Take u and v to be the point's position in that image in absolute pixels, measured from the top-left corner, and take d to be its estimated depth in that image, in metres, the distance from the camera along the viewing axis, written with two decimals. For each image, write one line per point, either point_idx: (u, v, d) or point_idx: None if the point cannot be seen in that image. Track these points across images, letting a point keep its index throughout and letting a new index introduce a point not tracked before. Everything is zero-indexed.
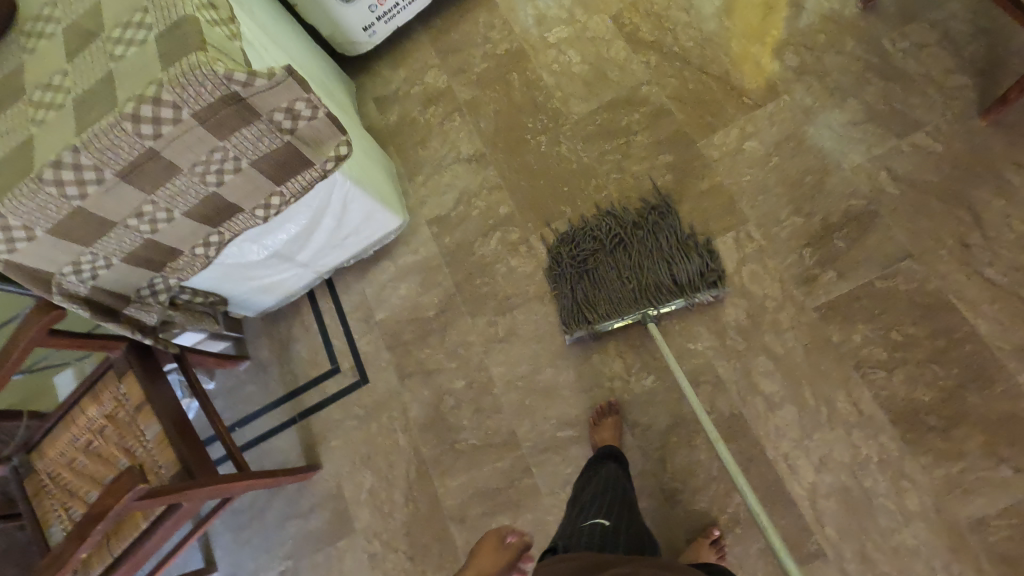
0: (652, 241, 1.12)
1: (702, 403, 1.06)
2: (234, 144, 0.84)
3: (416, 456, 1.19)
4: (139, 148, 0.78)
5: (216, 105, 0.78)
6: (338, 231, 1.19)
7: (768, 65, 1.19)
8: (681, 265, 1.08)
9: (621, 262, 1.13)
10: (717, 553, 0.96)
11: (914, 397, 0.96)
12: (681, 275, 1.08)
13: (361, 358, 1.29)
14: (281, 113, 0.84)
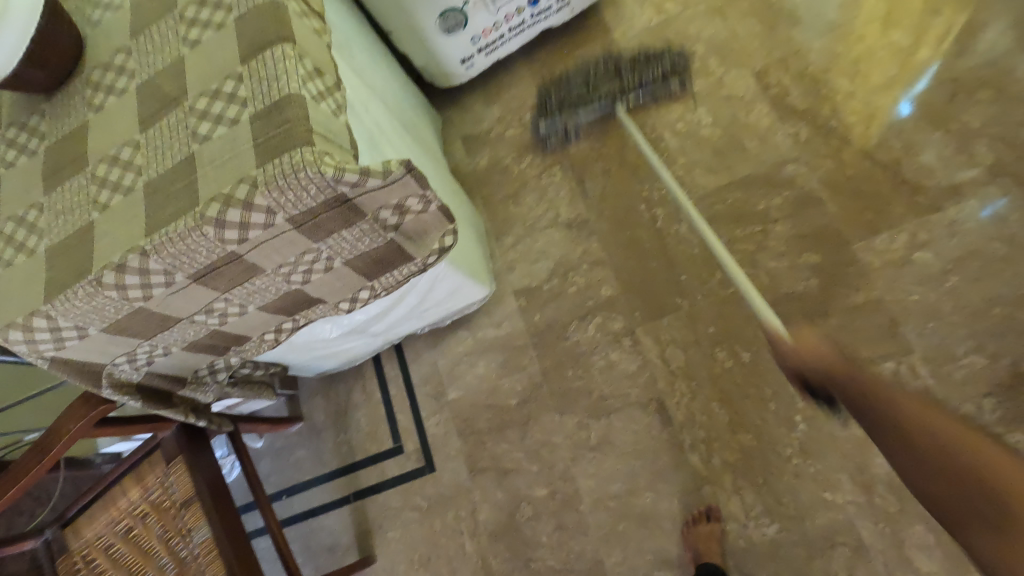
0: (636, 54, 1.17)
1: (837, 568, 0.89)
2: (330, 244, 0.68)
3: (483, 566, 1.06)
4: (219, 252, 0.63)
5: (317, 207, 0.62)
6: (419, 306, 1.04)
7: (951, 158, 0.99)
8: (651, 71, 1.14)
9: (606, 64, 1.15)
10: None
11: None
12: (654, 74, 1.14)
13: (428, 439, 1.15)
14: (388, 210, 0.69)
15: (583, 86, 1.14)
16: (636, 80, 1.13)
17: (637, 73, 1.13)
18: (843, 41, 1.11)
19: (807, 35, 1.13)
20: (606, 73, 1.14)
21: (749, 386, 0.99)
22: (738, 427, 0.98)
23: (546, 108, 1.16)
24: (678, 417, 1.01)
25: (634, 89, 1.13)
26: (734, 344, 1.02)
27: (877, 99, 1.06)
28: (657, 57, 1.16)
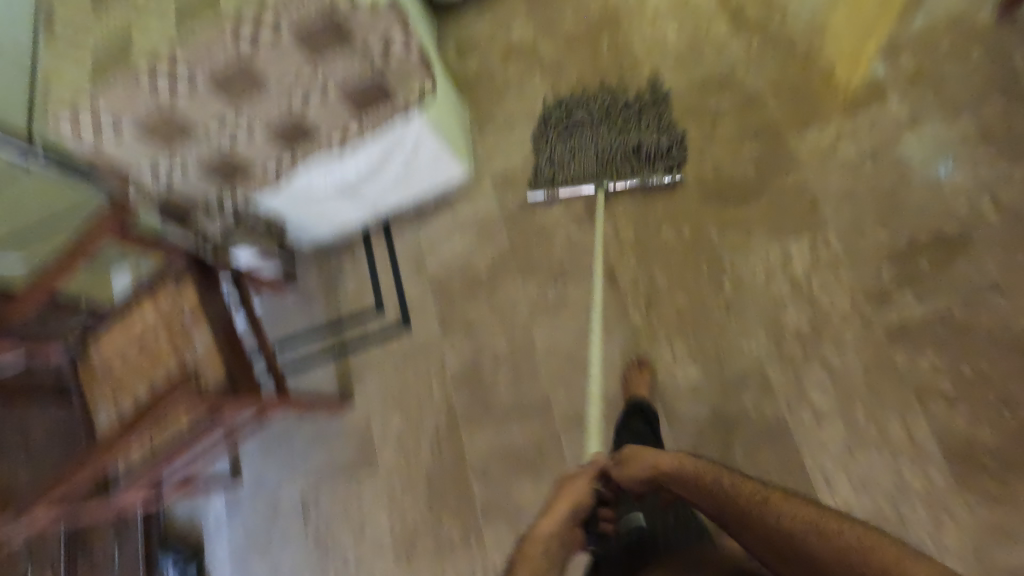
0: (638, 115, 1.20)
1: (746, 404, 1.04)
2: (323, 67, 0.84)
3: (447, 406, 1.21)
4: (234, 56, 0.79)
5: (314, 25, 0.78)
6: (404, 173, 1.18)
7: None
8: (648, 139, 1.17)
9: (589, 138, 1.21)
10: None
11: (972, 435, 0.92)
12: (648, 145, 1.16)
13: (406, 301, 1.30)
14: (374, 44, 0.83)
15: (583, 120, 1.23)
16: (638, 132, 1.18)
17: (626, 127, 1.19)
18: None
19: None
20: (592, 145, 1.20)
21: (688, 256, 1.13)
22: (675, 290, 1.12)
23: (547, 123, 1.26)
24: (625, 282, 1.16)
25: (624, 162, 1.18)
26: (678, 221, 1.16)
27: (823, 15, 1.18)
28: (650, 121, 1.20)
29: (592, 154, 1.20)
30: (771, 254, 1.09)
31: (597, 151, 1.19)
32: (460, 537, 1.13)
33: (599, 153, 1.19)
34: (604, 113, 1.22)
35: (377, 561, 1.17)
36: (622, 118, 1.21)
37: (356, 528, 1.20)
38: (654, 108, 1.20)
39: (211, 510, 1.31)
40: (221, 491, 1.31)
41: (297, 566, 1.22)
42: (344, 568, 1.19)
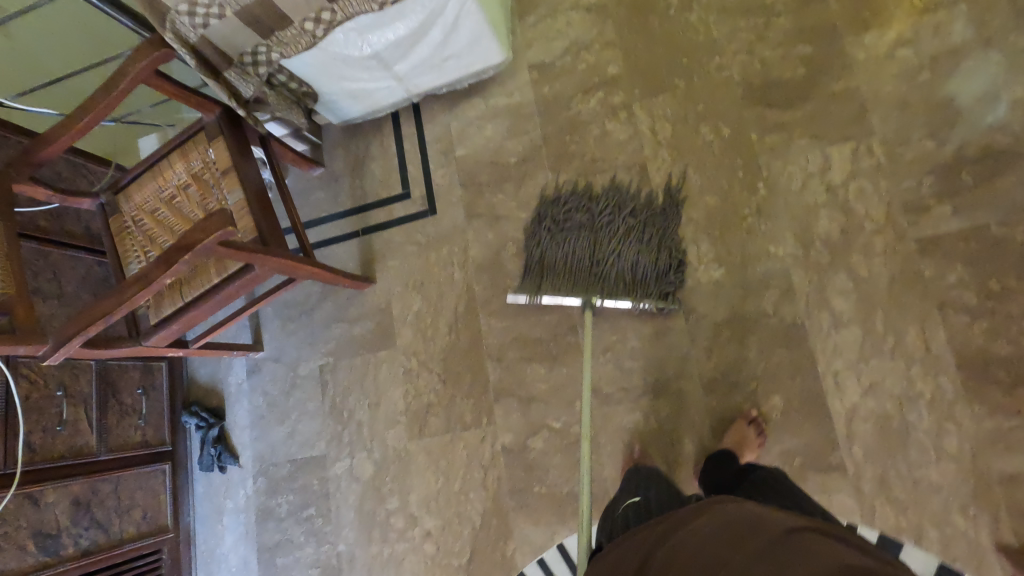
0: (643, 224, 1.10)
1: (766, 306, 1.04)
2: None
3: (467, 292, 1.22)
4: None
5: None
6: (440, 50, 1.15)
7: None
8: (648, 258, 1.06)
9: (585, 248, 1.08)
10: (758, 438, 0.99)
11: (989, 348, 0.93)
12: (646, 269, 1.06)
13: (433, 187, 1.29)
14: None
15: (582, 219, 1.12)
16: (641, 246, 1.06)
17: (621, 238, 1.07)
18: None
19: None
20: (581, 249, 1.08)
21: (723, 158, 1.11)
22: (707, 191, 1.11)
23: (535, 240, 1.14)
24: (656, 180, 1.14)
25: (606, 282, 1.05)
26: (718, 121, 1.12)
27: None
28: (651, 235, 1.09)
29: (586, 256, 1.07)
30: (810, 160, 1.06)
31: (587, 268, 1.06)
32: (471, 414, 1.17)
33: (590, 267, 1.06)
34: (609, 209, 1.11)
35: (389, 431, 1.22)
36: (626, 223, 1.09)
37: (371, 399, 1.24)
38: (660, 219, 1.10)
39: (233, 375, 1.36)
40: (243, 358, 1.36)
41: (313, 430, 1.28)
42: (358, 435, 1.24)
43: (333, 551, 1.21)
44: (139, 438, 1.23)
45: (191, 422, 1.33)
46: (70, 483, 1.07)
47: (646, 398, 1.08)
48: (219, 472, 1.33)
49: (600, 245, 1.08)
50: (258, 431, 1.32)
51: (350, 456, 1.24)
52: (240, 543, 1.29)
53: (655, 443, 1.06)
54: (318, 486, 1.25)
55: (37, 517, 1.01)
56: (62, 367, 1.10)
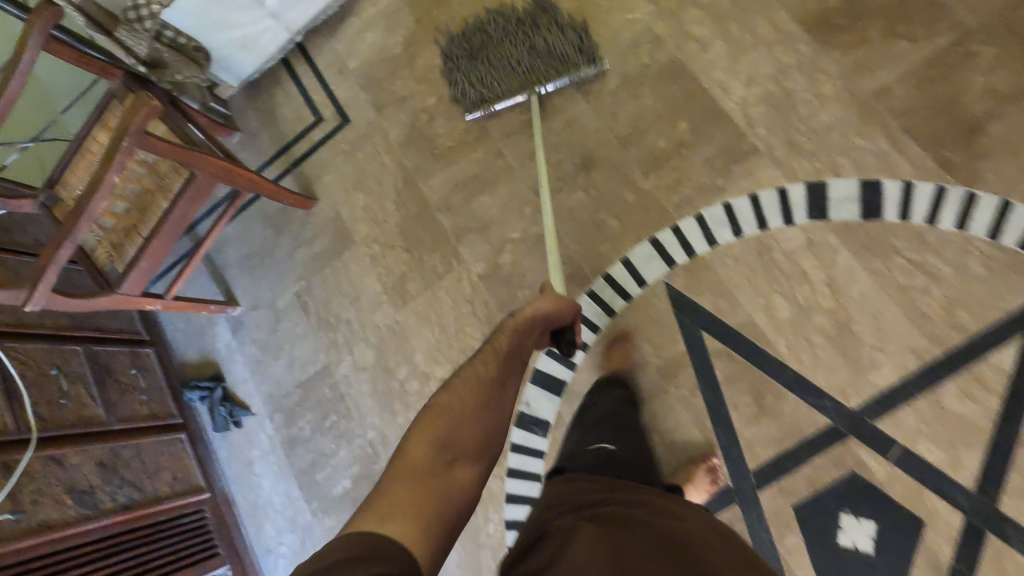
0: (548, 17, 1.17)
1: (645, 60, 1.18)
2: None
3: (400, 168, 1.33)
4: None
5: None
6: None
7: None
8: (564, 44, 1.16)
9: (504, 59, 1.17)
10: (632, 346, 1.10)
11: (825, 6, 1.09)
12: (565, 49, 1.16)
13: (340, 102, 1.41)
14: None
15: (485, 39, 1.19)
16: (552, 36, 1.16)
17: (530, 36, 1.16)
18: None
19: None
20: (498, 62, 1.17)
21: None
22: None
23: (450, 62, 1.22)
24: None
25: (538, 66, 1.16)
26: None
27: None
28: (551, 18, 1.17)
29: (506, 63, 1.17)
30: None
31: (513, 70, 1.17)
32: (442, 264, 1.26)
33: (514, 68, 1.17)
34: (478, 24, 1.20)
35: (376, 313, 1.29)
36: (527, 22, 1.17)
37: (351, 296, 1.32)
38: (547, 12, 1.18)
39: (219, 339, 1.41)
40: (223, 320, 1.41)
41: (309, 349, 1.33)
42: (350, 331, 1.30)
43: (366, 441, 1.25)
44: (145, 410, 1.26)
45: (194, 395, 1.36)
46: (89, 447, 1.09)
47: (581, 176, 1.19)
48: (236, 429, 1.35)
49: (499, 52, 1.17)
50: (260, 375, 1.36)
51: (350, 353, 1.29)
52: (278, 480, 1.30)
53: (602, 208, 1.17)
54: (330, 393, 1.29)
55: (67, 478, 1.03)
56: (49, 351, 1.13)
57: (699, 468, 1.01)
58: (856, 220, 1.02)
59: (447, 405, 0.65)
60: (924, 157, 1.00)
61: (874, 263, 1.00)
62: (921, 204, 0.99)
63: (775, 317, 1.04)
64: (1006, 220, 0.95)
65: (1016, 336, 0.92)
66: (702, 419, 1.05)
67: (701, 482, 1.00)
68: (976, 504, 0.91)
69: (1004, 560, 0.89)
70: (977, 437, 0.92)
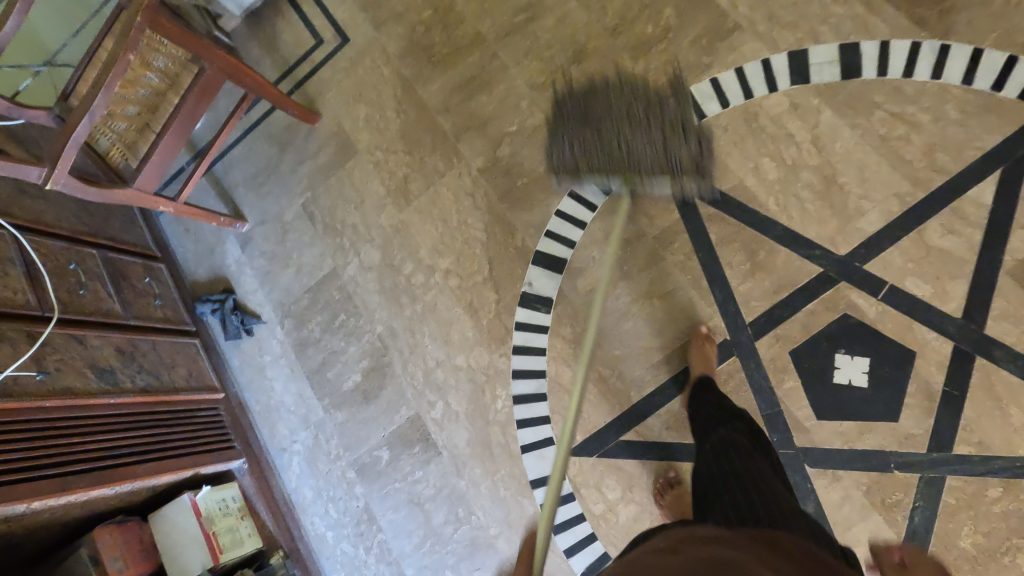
0: (676, 113, 1.08)
1: None
2: None
3: (399, 79, 1.38)
4: None
5: None
6: None
7: None
8: (680, 150, 1.05)
9: (611, 141, 1.08)
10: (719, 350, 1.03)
11: None
12: (678, 158, 1.04)
13: (339, 23, 1.47)
14: None
15: (603, 117, 1.10)
16: (669, 142, 1.06)
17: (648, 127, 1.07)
18: None
19: None
20: (601, 138, 1.09)
21: None
22: None
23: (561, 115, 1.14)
24: None
25: (644, 162, 1.06)
26: None
27: None
28: (676, 119, 1.08)
29: (615, 134, 1.08)
30: None
31: (614, 158, 1.07)
32: (443, 164, 1.30)
33: (616, 153, 1.07)
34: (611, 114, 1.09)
35: (381, 215, 1.33)
36: (652, 117, 1.08)
37: (356, 202, 1.36)
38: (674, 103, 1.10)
39: (229, 256, 1.45)
40: (233, 237, 1.45)
41: (316, 256, 1.37)
42: (357, 234, 1.34)
43: (375, 335, 1.29)
44: (160, 313, 1.29)
45: (206, 308, 1.38)
46: (109, 332, 1.13)
47: (574, 68, 1.24)
48: (248, 338, 1.39)
49: (615, 136, 1.08)
50: (270, 285, 1.40)
51: (356, 255, 1.33)
52: (290, 382, 1.34)
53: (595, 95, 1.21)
54: (339, 294, 1.33)
55: (88, 354, 1.06)
56: (67, 247, 1.15)
57: (704, 342, 1.03)
58: (838, 80, 1.07)
59: None
60: (899, 16, 1.05)
61: (856, 118, 1.05)
62: (898, 58, 1.04)
63: (763, 178, 1.08)
64: (978, 66, 1.00)
65: (992, 171, 0.96)
66: (699, 280, 1.09)
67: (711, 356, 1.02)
68: (964, 331, 0.94)
69: (992, 379, 0.92)
70: (961, 268, 0.96)
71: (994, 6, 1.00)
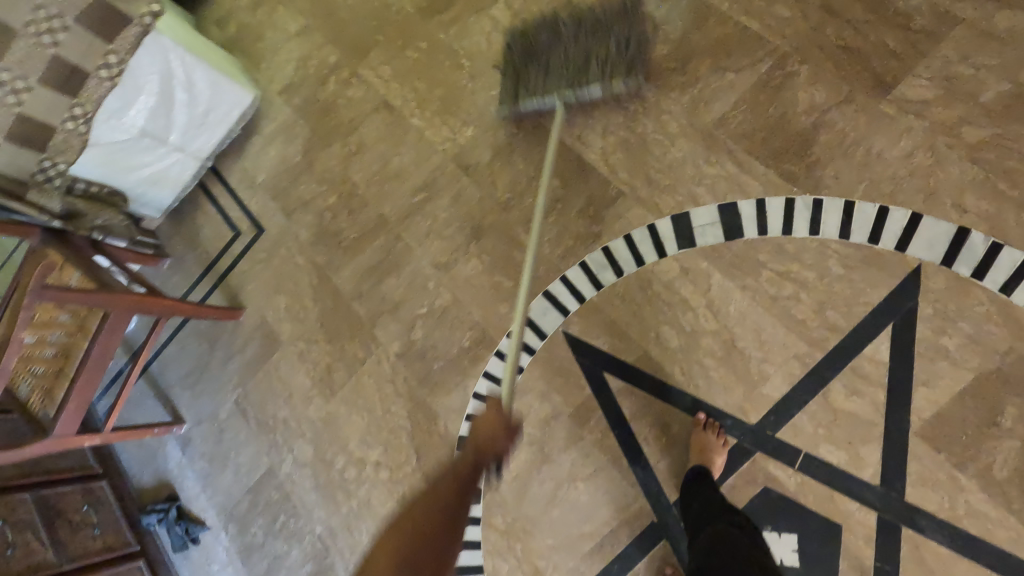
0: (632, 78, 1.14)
1: (513, 129, 1.27)
2: (73, 16, 1.12)
3: (313, 266, 1.40)
4: (33, 43, 1.11)
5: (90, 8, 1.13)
6: (195, 107, 1.41)
7: None
8: (605, 48, 1.14)
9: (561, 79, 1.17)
10: (719, 439, 0.99)
11: (655, 54, 1.17)
12: (606, 54, 1.14)
13: (253, 213, 1.51)
14: (143, 18, 1.18)
15: (562, 71, 1.17)
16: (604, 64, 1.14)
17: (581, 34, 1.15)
18: None
19: None
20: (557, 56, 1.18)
21: (433, 61, 1.38)
22: (434, 87, 1.37)
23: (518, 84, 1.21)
24: (398, 103, 1.40)
25: (576, 76, 1.15)
26: (416, 42, 1.41)
27: None
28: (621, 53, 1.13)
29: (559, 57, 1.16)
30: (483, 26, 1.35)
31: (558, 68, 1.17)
32: (362, 350, 1.31)
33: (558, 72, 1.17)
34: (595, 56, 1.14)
35: (309, 407, 1.33)
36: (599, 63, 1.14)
37: (285, 396, 1.36)
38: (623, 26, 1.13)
39: (170, 460, 1.45)
40: (172, 440, 1.45)
41: (252, 455, 1.36)
42: (288, 430, 1.34)
43: (315, 536, 1.27)
44: (99, 544, 1.29)
45: (152, 518, 1.39)
46: None
47: (473, 244, 1.26)
48: (195, 546, 1.38)
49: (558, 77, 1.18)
50: (211, 488, 1.39)
51: (290, 452, 1.33)
52: None
53: (497, 272, 1.23)
54: (277, 495, 1.32)
55: None
56: None
57: (705, 431, 0.99)
58: (721, 242, 1.07)
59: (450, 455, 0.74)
60: (770, 174, 1.06)
61: (744, 279, 1.04)
62: (776, 216, 1.04)
63: (665, 347, 1.07)
64: (852, 219, 1.00)
65: (884, 327, 0.95)
66: (618, 459, 1.07)
67: (712, 444, 0.98)
68: (885, 500, 0.91)
69: (922, 550, 0.89)
70: (871, 432, 0.93)
71: (855, 157, 1.01)
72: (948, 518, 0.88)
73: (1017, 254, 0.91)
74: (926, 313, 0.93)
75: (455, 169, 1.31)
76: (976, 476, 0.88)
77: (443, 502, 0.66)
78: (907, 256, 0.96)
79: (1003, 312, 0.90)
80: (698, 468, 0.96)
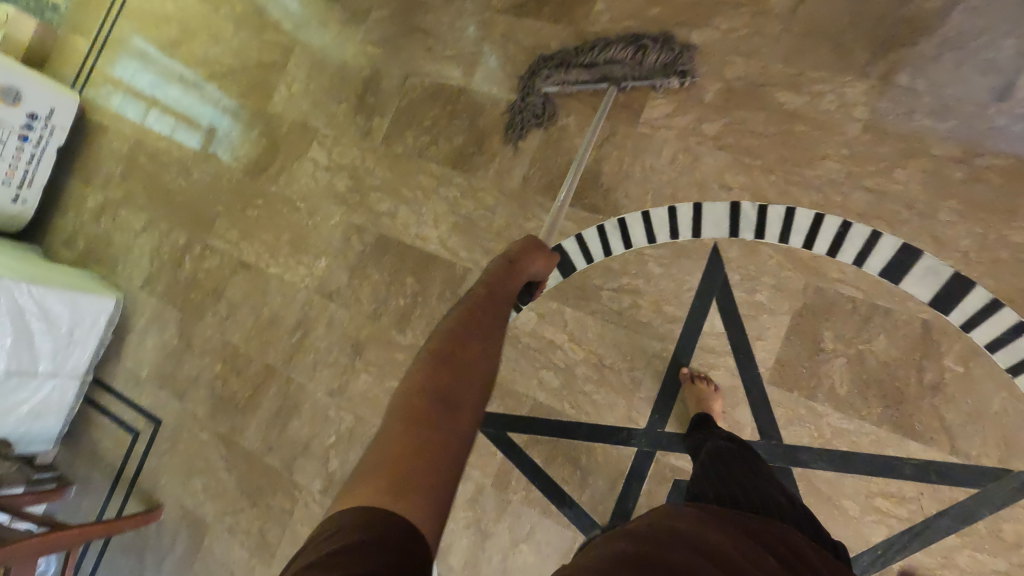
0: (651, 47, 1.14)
1: (360, 245, 1.38)
2: None
3: (218, 437, 1.41)
4: None
5: None
6: (57, 331, 1.41)
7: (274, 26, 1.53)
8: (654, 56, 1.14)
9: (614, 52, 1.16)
10: (710, 386, 1.03)
11: (455, 147, 1.33)
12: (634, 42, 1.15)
13: (146, 408, 1.51)
14: None
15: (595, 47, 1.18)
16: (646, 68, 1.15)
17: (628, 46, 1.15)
18: (198, 20, 1.64)
19: (180, 34, 1.66)
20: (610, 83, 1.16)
21: (273, 212, 1.49)
22: (281, 235, 1.47)
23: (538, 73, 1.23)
24: (253, 259, 1.48)
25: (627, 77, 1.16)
26: (253, 202, 1.52)
27: (229, 34, 1.59)
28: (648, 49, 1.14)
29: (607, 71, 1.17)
30: (305, 169, 1.47)
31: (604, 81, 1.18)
32: (287, 500, 1.31)
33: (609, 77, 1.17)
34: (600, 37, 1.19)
35: None
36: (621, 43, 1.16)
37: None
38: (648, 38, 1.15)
39: None
40: None
41: None
42: None
43: None
44: None
45: None
46: None
47: (358, 359, 1.32)
48: None
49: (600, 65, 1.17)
50: None
51: None
52: None
53: (387, 377, 1.29)
54: None
55: None
56: None
57: (696, 382, 1.04)
58: (562, 281, 1.19)
59: (449, 343, 0.67)
60: (577, 211, 1.21)
61: (591, 306, 1.16)
62: (595, 243, 1.18)
63: (549, 388, 1.16)
64: (653, 224, 1.15)
65: (709, 304, 1.08)
66: (547, 507, 1.12)
67: (708, 392, 1.03)
68: (769, 450, 1.01)
69: (812, 483, 0.98)
70: (736, 397, 1.04)
71: (637, 175, 1.18)
72: (822, 446, 0.98)
73: (781, 208, 1.07)
74: (735, 281, 1.08)
75: (321, 298, 1.39)
76: (827, 400, 0.99)
77: (479, 335, 0.69)
78: (703, 239, 1.11)
79: (789, 258, 1.05)
80: (700, 414, 0.99)
